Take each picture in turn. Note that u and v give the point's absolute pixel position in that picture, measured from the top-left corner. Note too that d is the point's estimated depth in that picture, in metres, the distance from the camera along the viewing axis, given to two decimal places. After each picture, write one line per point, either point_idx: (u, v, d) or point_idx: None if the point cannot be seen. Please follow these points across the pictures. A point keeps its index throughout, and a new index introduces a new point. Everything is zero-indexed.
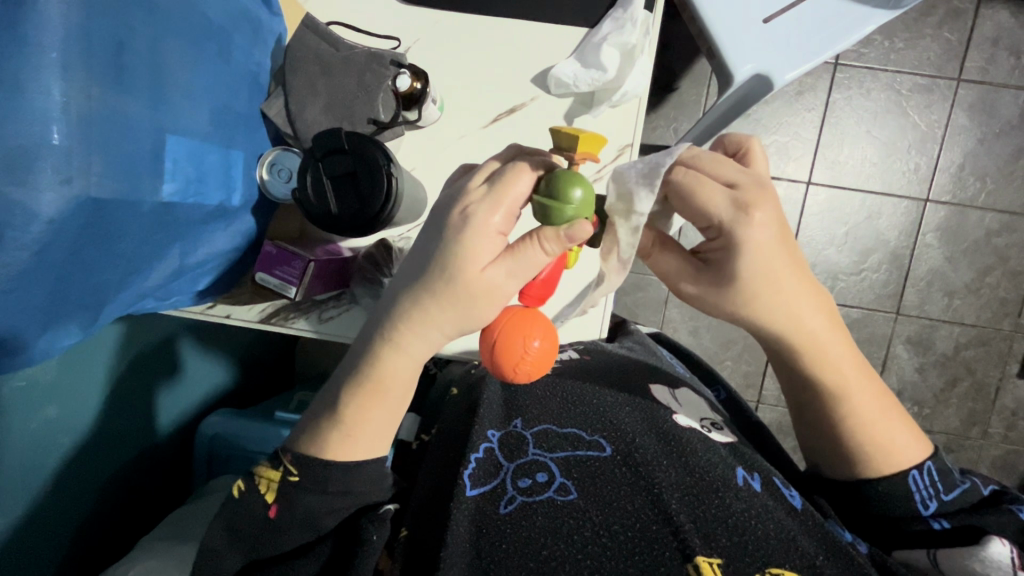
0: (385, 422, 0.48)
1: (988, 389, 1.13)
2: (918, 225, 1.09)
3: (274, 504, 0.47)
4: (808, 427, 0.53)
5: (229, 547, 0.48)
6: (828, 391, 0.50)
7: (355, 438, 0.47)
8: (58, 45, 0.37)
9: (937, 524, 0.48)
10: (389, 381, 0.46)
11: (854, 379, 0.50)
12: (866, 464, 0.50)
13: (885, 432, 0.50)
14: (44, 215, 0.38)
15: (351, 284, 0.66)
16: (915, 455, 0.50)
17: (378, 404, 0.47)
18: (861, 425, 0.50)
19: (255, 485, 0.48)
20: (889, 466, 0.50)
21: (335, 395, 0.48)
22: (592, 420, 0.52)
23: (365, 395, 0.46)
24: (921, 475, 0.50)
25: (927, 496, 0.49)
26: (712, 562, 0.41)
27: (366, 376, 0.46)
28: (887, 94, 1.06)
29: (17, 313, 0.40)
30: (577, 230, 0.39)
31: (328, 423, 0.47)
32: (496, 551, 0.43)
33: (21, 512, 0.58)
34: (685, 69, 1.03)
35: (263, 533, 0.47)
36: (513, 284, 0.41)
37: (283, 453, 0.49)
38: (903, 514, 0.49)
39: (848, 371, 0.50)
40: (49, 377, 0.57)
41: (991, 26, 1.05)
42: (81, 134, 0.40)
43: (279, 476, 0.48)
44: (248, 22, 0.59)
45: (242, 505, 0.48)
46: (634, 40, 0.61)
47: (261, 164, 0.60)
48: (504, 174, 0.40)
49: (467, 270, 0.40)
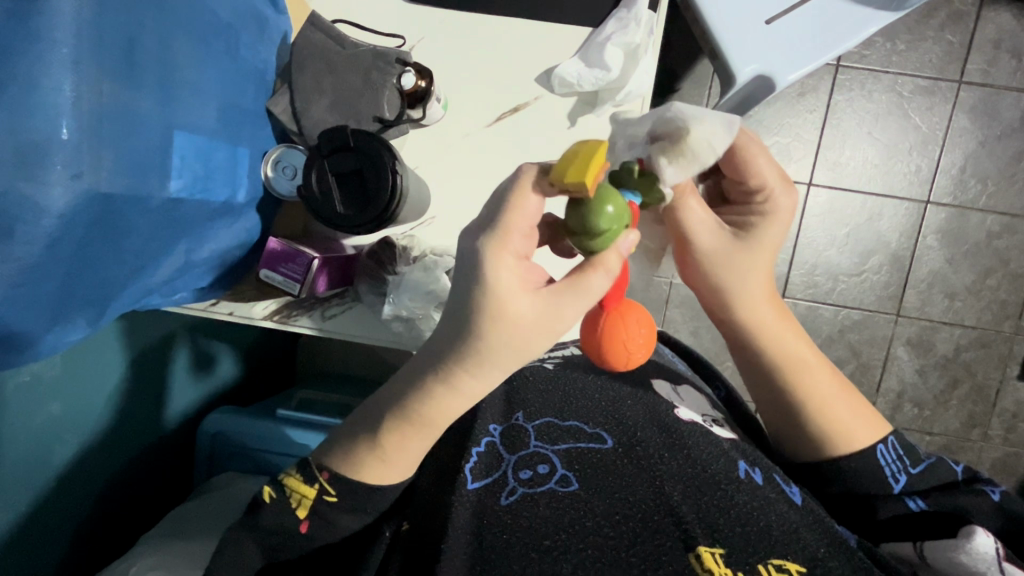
0: (420, 448, 0.46)
1: (988, 391, 1.13)
2: (918, 227, 1.09)
3: (306, 520, 0.46)
4: (766, 410, 0.54)
5: (248, 547, 0.47)
6: (782, 379, 0.51)
7: (387, 463, 0.46)
8: (70, 41, 0.38)
9: (914, 504, 0.47)
10: (434, 419, 0.43)
11: (813, 361, 0.52)
12: (825, 444, 0.50)
13: (844, 415, 0.50)
14: (55, 209, 0.38)
15: (355, 282, 0.66)
16: (875, 435, 0.50)
17: (417, 436, 0.44)
18: (820, 410, 0.50)
19: (288, 500, 0.47)
20: (848, 448, 0.50)
21: (371, 423, 0.45)
22: (596, 413, 0.52)
23: (406, 427, 0.43)
24: (889, 449, 0.50)
25: (896, 470, 0.49)
26: (714, 552, 0.41)
27: (411, 414, 0.43)
28: (888, 96, 1.07)
29: (28, 306, 0.41)
30: (629, 240, 0.38)
31: (364, 448, 0.45)
32: (496, 540, 0.43)
33: (24, 507, 0.58)
34: (687, 70, 1.04)
35: (291, 541, 0.46)
36: (572, 311, 0.38)
37: (320, 469, 0.47)
38: (880, 493, 0.48)
39: (804, 341, 0.52)
40: (53, 373, 0.58)
41: (993, 28, 1.05)
42: (91, 129, 0.40)
43: (314, 493, 0.46)
44: (254, 20, 0.59)
45: (272, 516, 0.46)
46: (638, 40, 0.62)
47: (266, 161, 0.61)
48: (511, 196, 0.38)
49: (504, 308, 0.37)
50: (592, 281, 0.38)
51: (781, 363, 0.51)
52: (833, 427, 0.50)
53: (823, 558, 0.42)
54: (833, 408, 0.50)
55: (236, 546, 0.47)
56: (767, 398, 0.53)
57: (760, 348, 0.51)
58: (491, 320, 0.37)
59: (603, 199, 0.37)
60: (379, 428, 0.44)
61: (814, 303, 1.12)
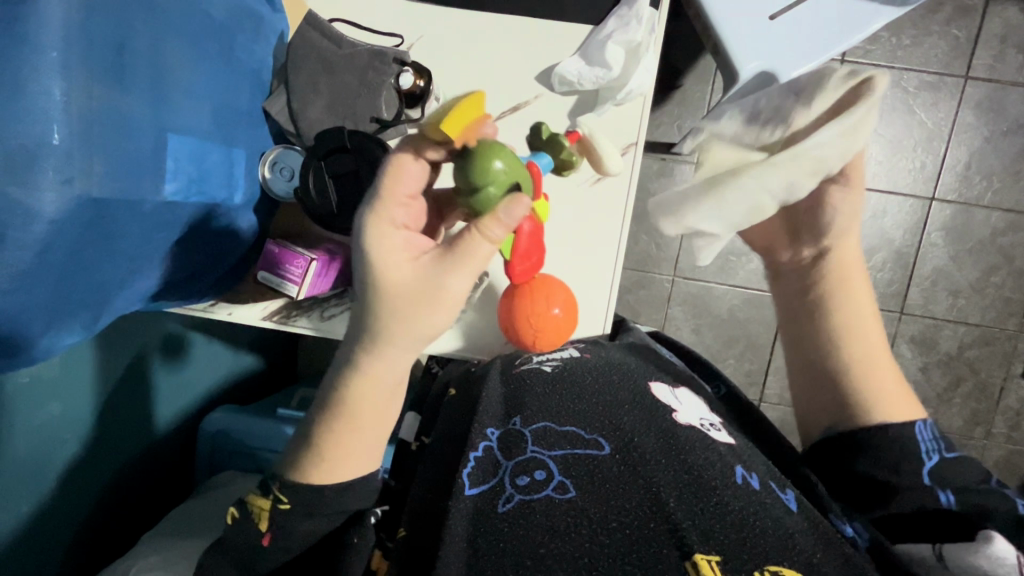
0: (366, 443, 0.47)
1: (992, 389, 1.12)
2: (923, 224, 1.08)
3: (267, 534, 0.46)
4: (813, 387, 0.58)
5: (224, 560, 0.48)
6: (834, 340, 0.57)
7: (330, 463, 0.46)
8: (59, 45, 0.37)
9: (943, 497, 0.47)
10: (363, 402, 0.45)
11: (871, 323, 0.59)
12: (871, 407, 0.53)
13: (888, 386, 0.54)
14: (45, 215, 0.38)
15: (353, 283, 0.65)
16: (913, 412, 0.53)
17: (355, 428, 0.45)
18: (863, 379, 0.55)
19: (249, 514, 0.47)
20: (889, 414, 0.52)
21: (307, 424, 0.47)
22: (593, 418, 0.51)
23: (341, 420, 0.45)
24: (926, 430, 0.51)
25: (931, 449, 0.50)
26: (711, 560, 0.41)
27: (340, 401, 0.45)
28: (893, 91, 1.05)
29: (22, 313, 0.40)
30: (514, 207, 0.39)
31: (303, 452, 0.46)
32: (492, 549, 0.43)
33: (25, 510, 0.58)
34: (690, 66, 1.02)
35: (258, 553, 0.47)
36: (466, 279, 0.42)
37: (273, 481, 0.47)
38: (908, 484, 0.48)
39: (875, 336, 0.58)
40: (51, 375, 0.57)
41: (1000, 22, 1.04)
42: (82, 134, 0.40)
43: (269, 504, 0.46)
44: (249, 20, 0.58)
45: (237, 531, 0.47)
46: (639, 38, 0.61)
47: (263, 163, 0.61)
48: (390, 164, 0.41)
49: (400, 274, 0.41)
50: (483, 250, 0.41)
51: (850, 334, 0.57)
52: (871, 395, 0.54)
53: (818, 564, 0.42)
54: (878, 380, 0.54)
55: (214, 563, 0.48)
56: (817, 372, 0.57)
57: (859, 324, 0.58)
58: (395, 289, 0.41)
59: (488, 155, 0.38)
60: (311, 423, 0.46)
61: None
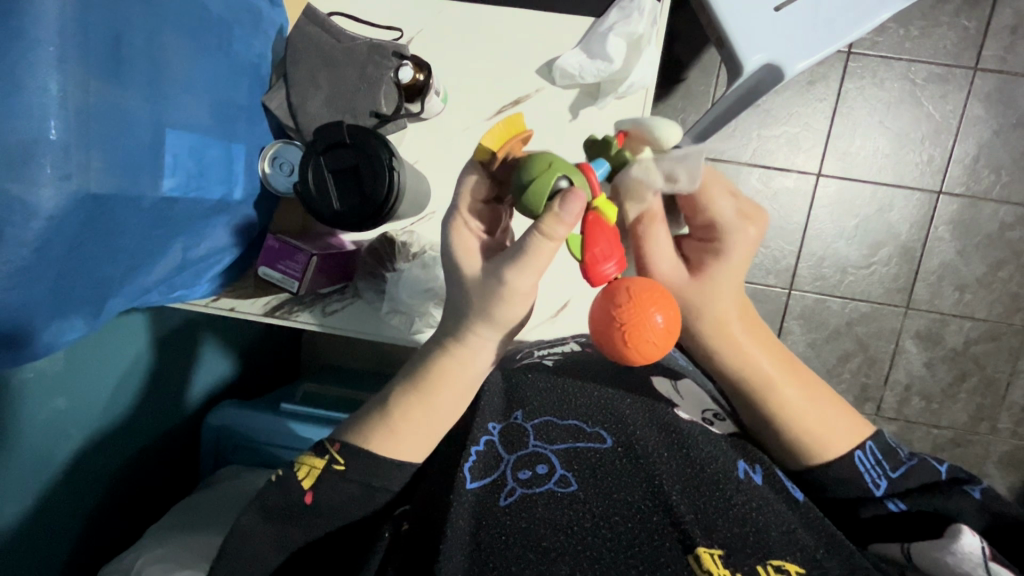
0: (428, 430, 0.46)
1: (998, 384, 1.11)
2: (930, 218, 1.07)
3: (311, 491, 0.44)
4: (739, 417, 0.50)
5: (259, 532, 0.44)
6: (753, 389, 0.47)
7: (399, 435, 0.45)
8: (56, 39, 0.37)
9: (893, 506, 0.45)
10: (442, 384, 0.44)
11: (778, 371, 0.47)
12: (802, 451, 0.47)
13: (814, 414, 0.47)
14: (45, 210, 0.38)
15: (354, 278, 0.67)
16: (853, 436, 0.48)
17: (428, 404, 0.45)
18: (787, 413, 0.47)
19: (294, 471, 0.45)
20: (825, 451, 0.47)
21: (387, 392, 0.47)
22: (594, 412, 0.51)
23: (418, 392, 0.45)
24: (867, 455, 0.47)
25: (875, 475, 0.47)
26: (712, 553, 0.41)
27: (420, 377, 0.45)
28: (900, 84, 1.04)
29: (20, 310, 0.40)
30: (570, 202, 0.35)
31: (375, 413, 0.46)
32: (496, 543, 0.43)
33: (31, 501, 0.58)
34: (693, 59, 1.02)
35: (296, 517, 0.44)
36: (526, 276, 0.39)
37: (332, 442, 0.46)
38: (861, 496, 0.46)
39: (777, 361, 0.48)
40: (56, 369, 0.58)
41: (1009, 14, 1.02)
42: (80, 128, 0.39)
43: (323, 463, 0.45)
44: (248, 13, 0.58)
45: (278, 492, 0.45)
46: (640, 30, 0.61)
47: (262, 157, 0.60)
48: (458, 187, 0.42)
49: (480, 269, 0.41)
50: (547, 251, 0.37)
51: (748, 378, 0.47)
52: (802, 436, 0.47)
53: (821, 560, 0.41)
54: (801, 413, 0.47)
55: (244, 531, 0.44)
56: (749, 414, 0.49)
57: (759, 368, 0.47)
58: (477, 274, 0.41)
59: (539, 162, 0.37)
60: (391, 390, 0.46)
61: (821, 295, 1.11)
